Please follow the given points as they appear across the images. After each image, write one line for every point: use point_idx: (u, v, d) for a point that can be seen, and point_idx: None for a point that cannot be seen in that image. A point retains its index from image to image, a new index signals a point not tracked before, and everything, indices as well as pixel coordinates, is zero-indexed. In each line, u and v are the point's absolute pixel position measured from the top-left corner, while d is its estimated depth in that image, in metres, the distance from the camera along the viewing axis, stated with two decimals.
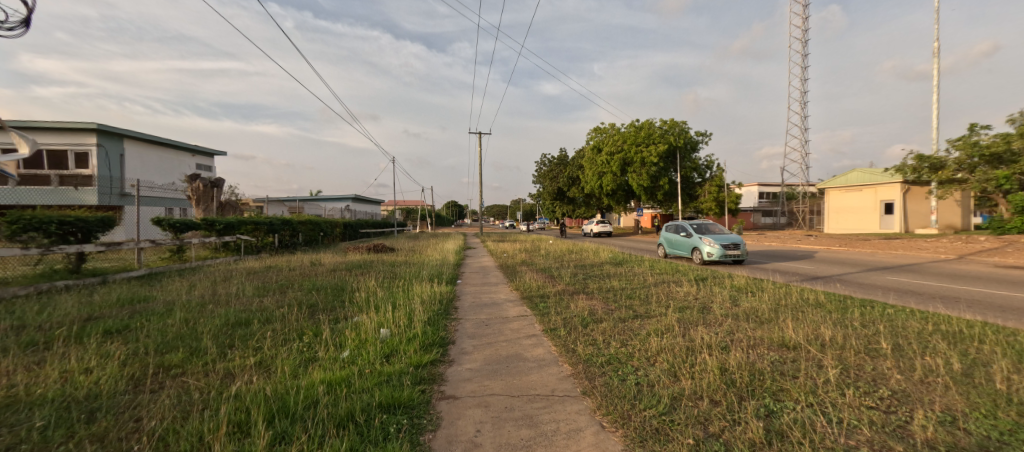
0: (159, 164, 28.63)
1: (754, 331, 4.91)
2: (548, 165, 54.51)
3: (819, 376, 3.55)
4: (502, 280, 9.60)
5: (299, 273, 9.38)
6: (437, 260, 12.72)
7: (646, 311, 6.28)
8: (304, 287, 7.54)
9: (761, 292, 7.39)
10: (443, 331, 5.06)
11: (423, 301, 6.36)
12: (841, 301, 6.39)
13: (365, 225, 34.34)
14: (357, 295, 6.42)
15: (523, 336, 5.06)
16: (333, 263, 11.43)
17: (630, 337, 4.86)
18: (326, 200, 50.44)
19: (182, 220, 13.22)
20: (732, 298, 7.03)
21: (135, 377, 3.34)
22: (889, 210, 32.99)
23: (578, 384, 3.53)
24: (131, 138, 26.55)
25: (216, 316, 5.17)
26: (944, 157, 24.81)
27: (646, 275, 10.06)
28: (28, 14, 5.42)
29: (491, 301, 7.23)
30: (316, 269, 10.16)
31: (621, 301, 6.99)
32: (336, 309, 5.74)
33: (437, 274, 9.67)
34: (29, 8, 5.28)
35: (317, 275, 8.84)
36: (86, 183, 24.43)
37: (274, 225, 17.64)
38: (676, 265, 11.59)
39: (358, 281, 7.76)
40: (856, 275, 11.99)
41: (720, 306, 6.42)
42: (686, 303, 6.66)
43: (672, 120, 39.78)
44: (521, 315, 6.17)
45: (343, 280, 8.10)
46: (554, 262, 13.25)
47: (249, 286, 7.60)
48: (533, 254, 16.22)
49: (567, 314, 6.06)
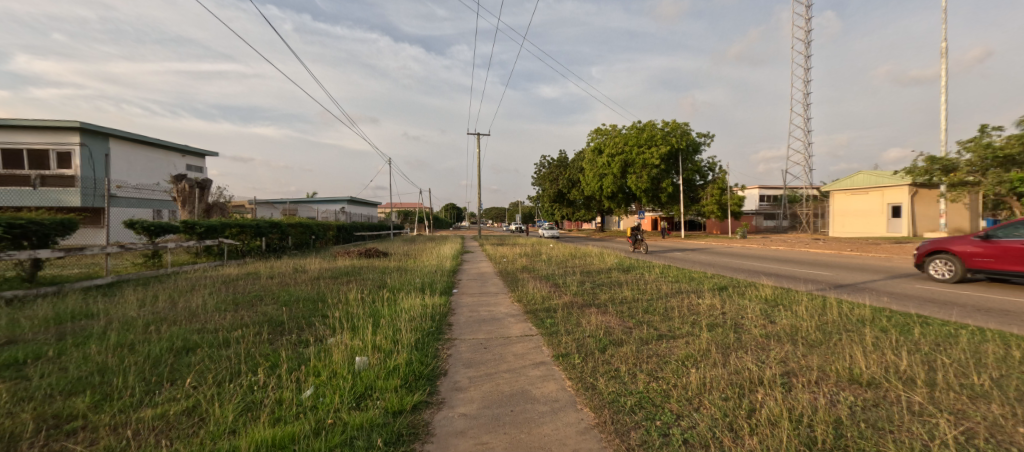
0: (146, 165, 27.69)
1: (810, 360, 4.05)
2: (548, 168, 53.74)
3: (922, 431, 2.69)
4: (502, 290, 8.73)
5: (279, 282, 8.56)
6: (432, 267, 11.82)
7: (671, 329, 5.41)
8: (281, 299, 6.73)
9: (796, 306, 6.53)
10: (432, 359, 4.19)
11: (412, 318, 5.52)
12: (893, 319, 5.54)
13: (360, 228, 33.38)
14: (336, 311, 5.59)
15: (530, 365, 4.19)
16: (320, 270, 10.56)
17: (659, 367, 3.99)
18: (322, 202, 49.55)
19: (157, 223, 12.23)
20: (764, 313, 6.18)
21: (11, 439, 2.48)
22: (896, 214, 32.27)
23: (607, 443, 2.64)
24: (117, 138, 25.62)
25: (161, 339, 4.30)
26: (955, 158, 24.10)
27: (660, 284, 9.20)
28: None
29: (490, 316, 6.37)
30: (299, 277, 9.33)
31: (638, 316, 6.13)
32: (310, 329, 4.91)
33: (430, 283, 8.78)
34: None
35: (298, 285, 8.00)
36: (69, 184, 23.47)
37: (262, 228, 16.69)
38: (689, 272, 10.73)
39: (341, 293, 6.93)
40: (881, 283, 11.18)
41: (755, 323, 5.56)
42: (715, 320, 5.80)
43: (674, 121, 39.09)
44: (525, 334, 5.32)
45: (324, 291, 7.24)
46: (557, 268, 12.39)
47: (216, 298, 6.76)
48: (534, 259, 15.36)
49: (579, 334, 5.21)
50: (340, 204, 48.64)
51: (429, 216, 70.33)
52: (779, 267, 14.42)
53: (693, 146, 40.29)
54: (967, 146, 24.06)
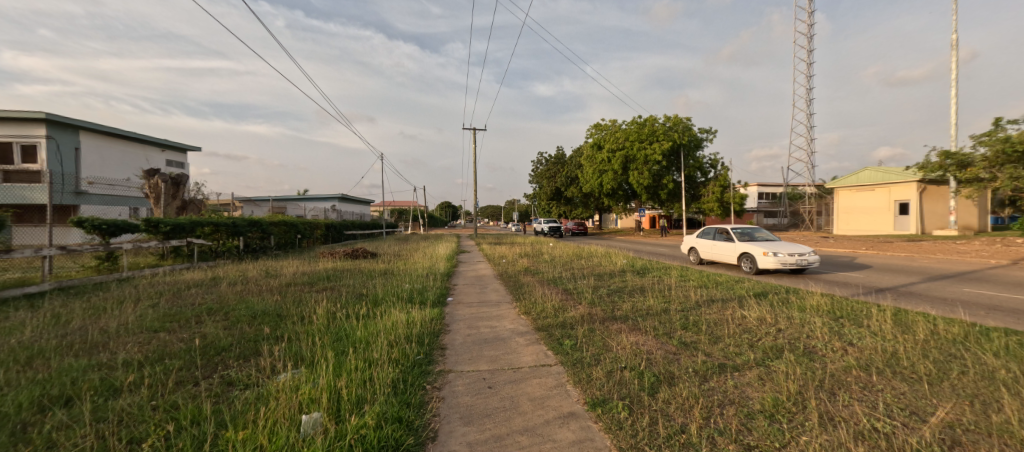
0: (120, 160, 26.10)
1: (955, 416, 2.84)
2: (545, 164, 52.68)
3: None
4: (506, 299, 7.46)
5: (243, 289, 7.34)
6: (425, 270, 10.45)
7: (728, 356, 4.19)
8: (236, 313, 5.51)
9: (866, 322, 5.37)
10: (414, 414, 2.92)
11: (394, 340, 4.32)
12: (1009, 343, 4.34)
13: (350, 226, 31.99)
14: (297, 334, 4.39)
15: (555, 419, 2.97)
16: (295, 273, 9.28)
17: (745, 425, 2.77)
18: (312, 199, 47.89)
19: (111, 221, 10.77)
20: (833, 331, 5.02)
21: None
22: (904, 211, 31.37)
23: None
24: (88, 131, 24.04)
25: (27, 384, 3.02)
26: (970, 153, 23.12)
27: (687, 290, 7.99)
28: None
29: (494, 335, 5.19)
30: (268, 282, 8.07)
31: (678, 335, 4.95)
32: (254, 364, 3.68)
33: (420, 291, 7.48)
34: None
35: (260, 295, 6.72)
36: (35, 180, 21.86)
37: (239, 226, 15.34)
38: (715, 276, 9.57)
39: (311, 305, 5.73)
40: (923, 287, 10.06)
41: (831, 347, 4.39)
42: (779, 341, 4.61)
43: (676, 116, 38.00)
44: (538, 364, 4.13)
45: (289, 303, 6.01)
46: (564, 271, 11.11)
47: (153, 313, 5.48)
48: (536, 260, 14.14)
49: (611, 363, 4.02)
50: (331, 202, 47.09)
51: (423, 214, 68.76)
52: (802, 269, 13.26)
53: (695, 142, 39.14)
54: (982, 140, 23.10)
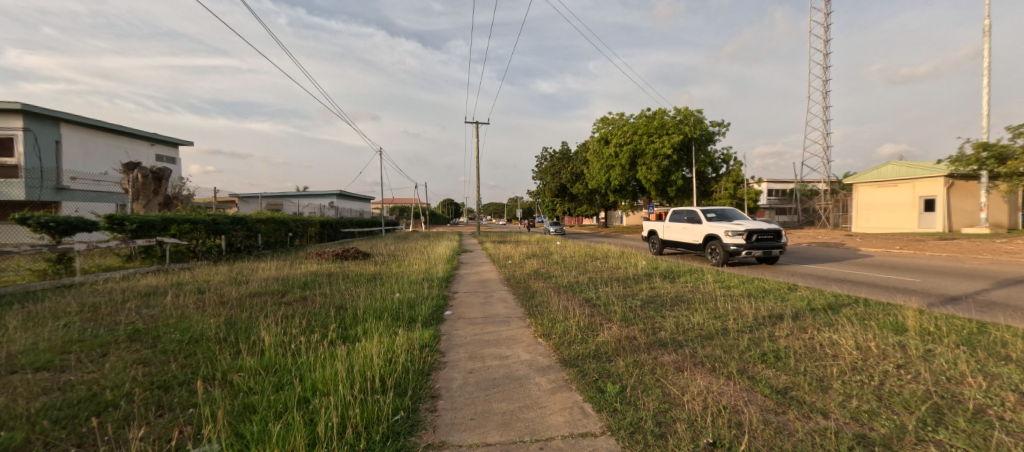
0: (104, 154, 24.83)
1: None
2: (550, 160, 51.24)
3: None
4: (516, 314, 6.01)
5: (197, 299, 6.02)
6: (420, 275, 9.03)
7: (860, 420, 2.79)
8: (162, 343, 4.19)
9: (1015, 356, 3.91)
10: None
11: (360, 394, 2.94)
12: None
13: (348, 224, 30.74)
14: (220, 384, 3.05)
15: None
16: (269, 278, 7.92)
17: None
18: (310, 195, 46.53)
19: (61, 218, 9.36)
20: (985, 373, 3.54)
21: None
22: (929, 208, 29.72)
23: None
24: (69, 123, 22.74)
25: None
26: (1009, 145, 21.39)
27: (736, 303, 6.56)
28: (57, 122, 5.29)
29: (505, 374, 3.80)
30: (230, 289, 6.71)
31: (764, 378, 3.53)
32: (129, 445, 2.36)
33: (411, 304, 6.07)
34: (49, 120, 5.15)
35: (209, 310, 5.39)
36: (12, 175, 20.60)
37: (220, 223, 14.03)
38: (760, 282, 8.10)
39: (263, 328, 4.40)
40: (1002, 294, 8.56)
41: (1004, 403, 2.98)
42: (918, 391, 3.20)
43: (686, 109, 36.32)
44: (573, 431, 2.75)
45: (238, 325, 4.66)
46: (580, 276, 9.73)
47: (47, 341, 4.13)
48: (546, 261, 12.79)
49: (686, 434, 2.62)
50: (329, 199, 45.79)
51: (424, 211, 67.28)
52: (845, 271, 11.80)
53: (706, 136, 37.40)
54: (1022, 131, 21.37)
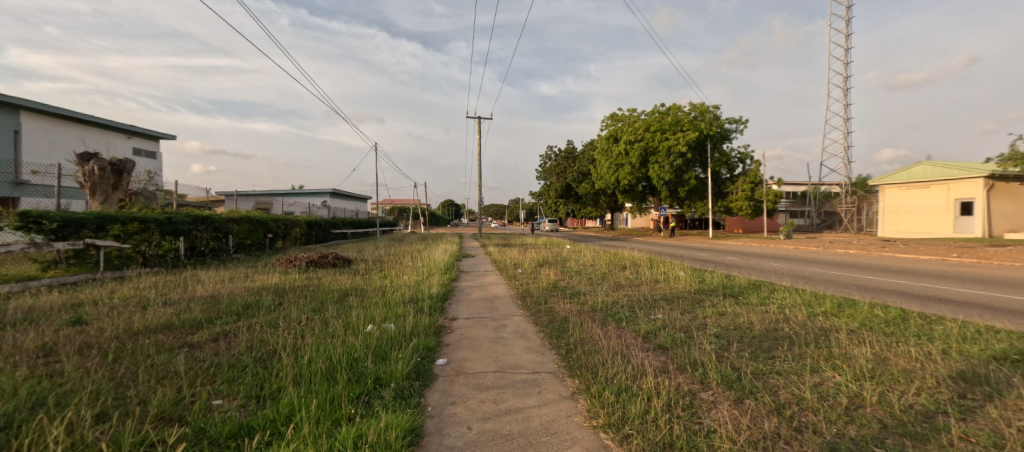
0: (71, 145, 22.69)
1: None
2: (555, 159, 49.04)
3: None
4: (548, 367, 3.86)
5: (46, 339, 3.85)
6: (406, 291, 6.84)
7: None
8: None
9: None
10: None
11: None
12: None
13: (340, 225, 28.58)
14: None
15: None
16: (196, 299, 5.74)
17: None
18: (303, 195, 44.27)
19: None
20: None
21: None
22: (966, 211, 27.37)
23: None
24: (30, 111, 20.60)
25: None
26: None
27: (876, 347, 4.37)
28: (318, 260, 10.63)
29: None
30: (120, 319, 4.53)
31: None
32: None
33: (384, 350, 3.90)
34: (311, 259, 10.50)
35: (35, 368, 3.18)
36: None
37: (179, 222, 11.89)
38: (872, 310, 5.87)
39: (67, 432, 2.22)
40: None
41: None
42: None
43: (703, 104, 34.12)
44: None
45: (40, 414, 2.46)
46: (615, 293, 7.52)
47: None
48: (564, 271, 10.60)
49: None
50: (322, 198, 43.62)
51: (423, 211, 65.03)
52: (929, 285, 9.60)
53: (722, 134, 35.13)
54: None
